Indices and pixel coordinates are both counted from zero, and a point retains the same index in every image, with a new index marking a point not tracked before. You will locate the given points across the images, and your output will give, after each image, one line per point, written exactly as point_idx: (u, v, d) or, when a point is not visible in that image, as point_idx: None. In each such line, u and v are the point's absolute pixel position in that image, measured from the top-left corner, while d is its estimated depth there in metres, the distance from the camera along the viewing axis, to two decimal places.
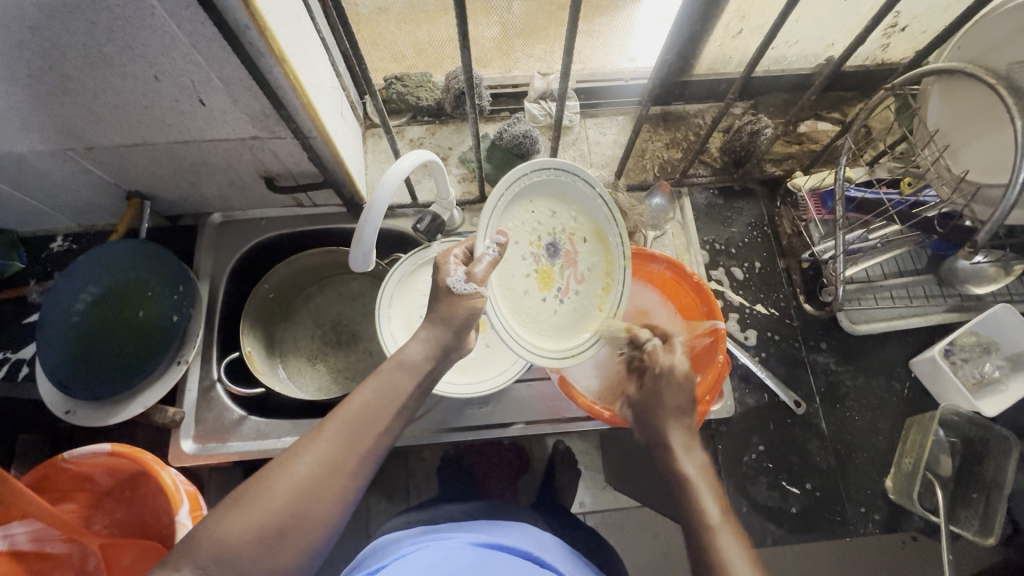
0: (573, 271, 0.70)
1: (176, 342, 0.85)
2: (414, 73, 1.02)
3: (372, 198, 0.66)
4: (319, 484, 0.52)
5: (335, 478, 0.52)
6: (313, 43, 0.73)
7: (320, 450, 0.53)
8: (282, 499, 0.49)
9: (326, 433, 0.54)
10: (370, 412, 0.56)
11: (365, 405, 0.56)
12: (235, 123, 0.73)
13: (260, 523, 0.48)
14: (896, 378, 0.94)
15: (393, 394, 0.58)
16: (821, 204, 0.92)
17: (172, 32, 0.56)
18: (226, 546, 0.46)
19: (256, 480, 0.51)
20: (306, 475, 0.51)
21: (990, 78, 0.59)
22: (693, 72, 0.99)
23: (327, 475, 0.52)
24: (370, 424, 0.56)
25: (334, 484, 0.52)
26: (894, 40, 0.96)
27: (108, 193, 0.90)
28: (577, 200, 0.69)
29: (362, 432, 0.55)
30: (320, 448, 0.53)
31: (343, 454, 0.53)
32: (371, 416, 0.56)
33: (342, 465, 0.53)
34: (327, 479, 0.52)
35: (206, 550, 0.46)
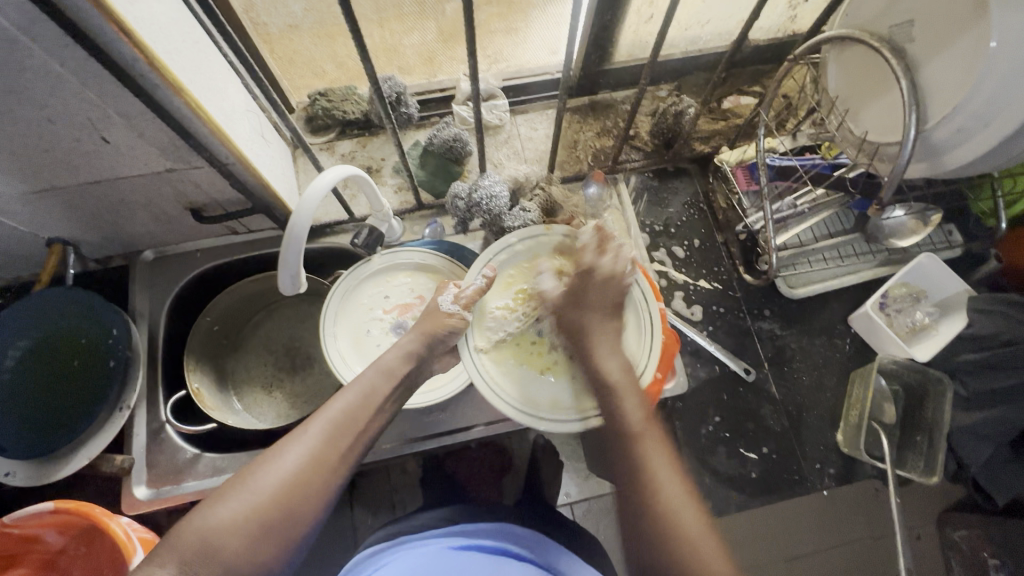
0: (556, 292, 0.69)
1: (115, 389, 0.81)
2: (337, 86, 1.01)
3: (294, 219, 0.66)
4: (306, 476, 0.54)
5: (318, 474, 0.55)
6: (218, 68, 0.72)
7: (305, 447, 0.55)
8: (264, 497, 0.52)
9: (311, 430, 0.56)
10: (350, 413, 0.58)
11: (349, 406, 0.59)
12: (146, 157, 0.71)
13: (243, 519, 0.51)
14: (838, 336, 0.97)
15: (374, 397, 0.61)
16: (750, 174, 0.95)
17: (57, 71, 0.55)
18: (216, 532, 0.50)
19: (243, 474, 0.54)
20: (289, 471, 0.54)
21: (873, 42, 0.62)
22: (613, 60, 1.01)
23: (308, 474, 0.54)
24: (356, 422, 0.58)
25: (315, 482, 0.54)
26: (800, 10, 0.99)
27: (27, 243, 0.87)
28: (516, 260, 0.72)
29: (344, 434, 0.57)
30: (305, 445, 0.55)
31: (327, 452, 0.56)
32: (353, 418, 0.59)
33: (325, 460, 0.55)
34: (308, 475, 0.54)
35: (196, 536, 0.49)
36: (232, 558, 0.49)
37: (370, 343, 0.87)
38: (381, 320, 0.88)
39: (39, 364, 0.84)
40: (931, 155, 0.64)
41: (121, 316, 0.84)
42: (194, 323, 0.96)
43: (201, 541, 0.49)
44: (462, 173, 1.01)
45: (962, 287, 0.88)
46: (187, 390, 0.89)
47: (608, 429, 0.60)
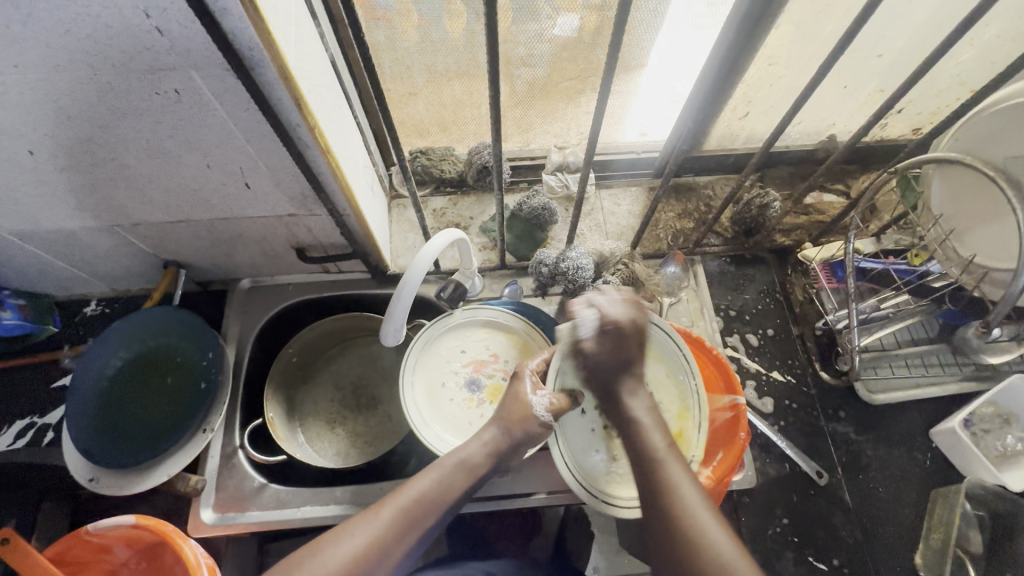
0: None
1: (204, 410, 0.86)
2: (437, 148, 1.09)
3: (405, 276, 0.70)
4: (367, 559, 0.57)
5: (379, 558, 0.58)
6: (352, 130, 0.79)
7: (373, 526, 0.59)
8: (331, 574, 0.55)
9: (381, 514, 0.60)
10: (423, 500, 0.62)
11: (422, 492, 0.62)
12: (275, 203, 0.77)
13: None
14: (918, 449, 0.93)
15: (450, 488, 0.63)
16: (832, 272, 0.96)
17: (230, 129, 0.62)
18: None
19: (312, 547, 0.58)
20: (357, 548, 0.57)
21: (988, 170, 0.63)
22: (703, 148, 1.05)
23: (372, 556, 0.58)
24: (426, 511, 0.61)
25: (377, 566, 0.58)
26: (892, 119, 1.01)
27: (146, 262, 0.94)
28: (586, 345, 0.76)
29: (413, 524, 0.60)
30: (375, 524, 0.59)
31: (392, 538, 0.59)
32: (423, 508, 0.61)
33: (386, 546, 0.59)
34: (372, 557, 0.57)
35: None
36: None
37: (444, 396, 0.89)
38: (457, 374, 0.90)
39: (134, 375, 0.89)
40: None
41: (218, 339, 0.91)
42: (277, 352, 1.00)
43: None
44: (545, 240, 1.05)
45: None
46: (263, 420, 0.92)
47: (633, 460, 0.61)
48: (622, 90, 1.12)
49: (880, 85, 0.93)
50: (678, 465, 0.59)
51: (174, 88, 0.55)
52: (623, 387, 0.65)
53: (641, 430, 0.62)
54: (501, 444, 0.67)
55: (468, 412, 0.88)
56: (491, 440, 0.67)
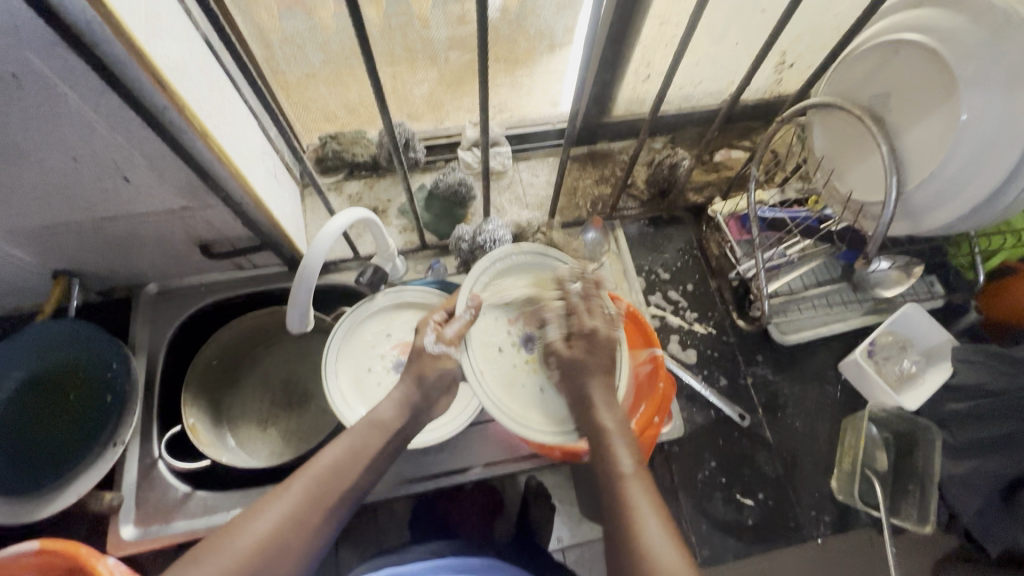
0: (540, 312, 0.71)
1: (111, 425, 0.80)
2: (348, 131, 1.05)
3: (306, 260, 0.68)
4: (283, 537, 0.53)
5: (297, 534, 0.54)
6: (238, 114, 0.75)
7: (285, 503, 0.55)
8: (247, 552, 0.51)
9: (293, 488, 0.56)
10: (335, 468, 0.59)
11: (335, 460, 0.59)
12: (163, 196, 0.73)
13: None
14: (829, 383, 0.99)
15: (363, 453, 0.61)
16: (742, 225, 1.00)
17: (89, 116, 0.57)
18: None
19: (220, 534, 0.52)
20: (270, 528, 0.53)
21: (855, 110, 0.67)
22: (612, 113, 1.06)
23: (288, 533, 0.53)
24: (338, 478, 0.58)
25: (296, 541, 0.54)
26: (785, 74, 1.06)
27: (33, 274, 0.87)
28: (505, 279, 0.72)
29: (332, 488, 0.58)
30: (286, 501, 0.55)
31: (307, 510, 0.55)
32: (341, 475, 0.59)
33: (302, 521, 0.55)
34: (294, 529, 0.54)
35: None
36: None
37: (371, 381, 0.87)
38: (384, 357, 0.89)
39: (36, 396, 0.84)
40: (911, 215, 0.69)
41: (119, 347, 0.84)
42: (193, 356, 0.95)
43: None
44: (466, 216, 1.04)
45: (946, 337, 0.91)
46: (182, 426, 0.88)
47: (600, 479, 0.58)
48: (529, 63, 1.14)
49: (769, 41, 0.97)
50: (643, 485, 0.56)
51: (11, 73, 0.50)
52: (599, 397, 0.63)
53: (608, 445, 0.59)
54: (411, 396, 0.66)
55: None
56: (401, 397, 0.66)
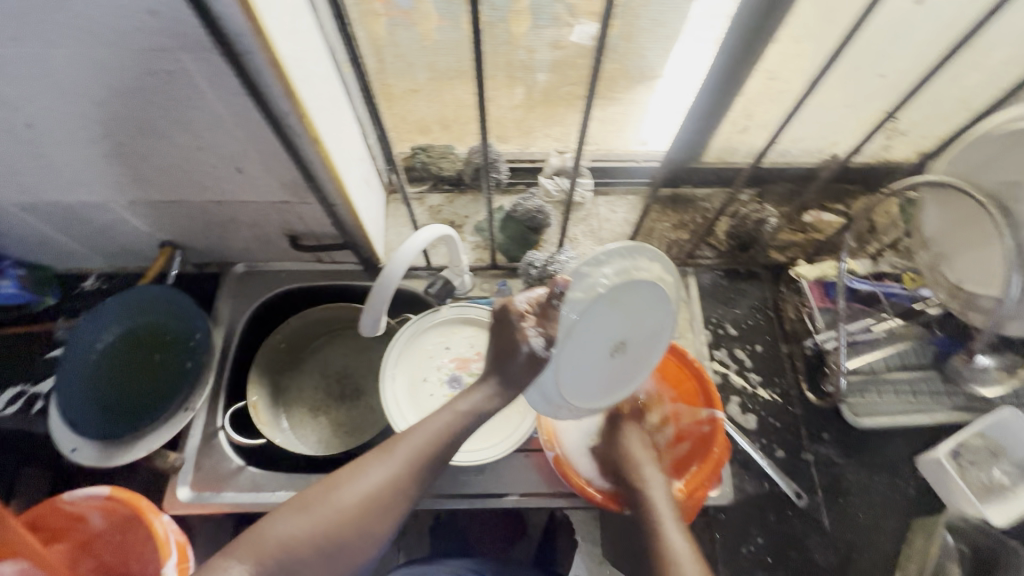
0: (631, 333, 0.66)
1: (186, 390, 0.86)
2: (438, 144, 1.09)
3: (386, 269, 0.71)
4: (375, 503, 0.62)
5: (388, 499, 0.62)
6: (346, 122, 0.80)
7: (381, 472, 0.63)
8: (343, 513, 0.60)
9: (388, 460, 0.63)
10: (426, 447, 0.65)
11: (426, 439, 0.65)
12: (268, 189, 0.79)
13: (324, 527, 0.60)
14: (901, 477, 0.92)
15: (451, 434, 0.66)
16: (824, 291, 0.98)
17: (222, 113, 0.63)
18: (294, 540, 0.59)
19: (329, 488, 0.62)
20: (368, 492, 0.62)
21: (979, 196, 0.62)
22: (703, 160, 1.04)
23: (381, 499, 0.62)
24: (429, 455, 0.64)
25: (386, 506, 0.62)
26: (895, 142, 1.00)
27: (144, 241, 0.96)
28: (641, 285, 0.61)
29: (418, 467, 0.64)
30: (382, 470, 0.63)
31: (399, 480, 0.63)
32: (420, 457, 0.64)
33: (391, 489, 0.62)
34: (377, 499, 0.61)
35: (278, 540, 0.59)
36: (309, 560, 0.59)
37: (424, 391, 0.89)
38: (440, 369, 0.91)
39: (126, 353, 0.91)
40: None
41: (205, 320, 0.91)
42: (265, 338, 1.01)
43: (281, 546, 0.58)
44: (538, 242, 1.04)
45: None
46: (246, 403, 0.94)
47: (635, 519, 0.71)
48: (625, 100, 1.12)
49: (883, 106, 0.92)
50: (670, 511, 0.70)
51: (168, 69, 0.56)
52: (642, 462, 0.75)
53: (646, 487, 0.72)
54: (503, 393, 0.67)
55: None
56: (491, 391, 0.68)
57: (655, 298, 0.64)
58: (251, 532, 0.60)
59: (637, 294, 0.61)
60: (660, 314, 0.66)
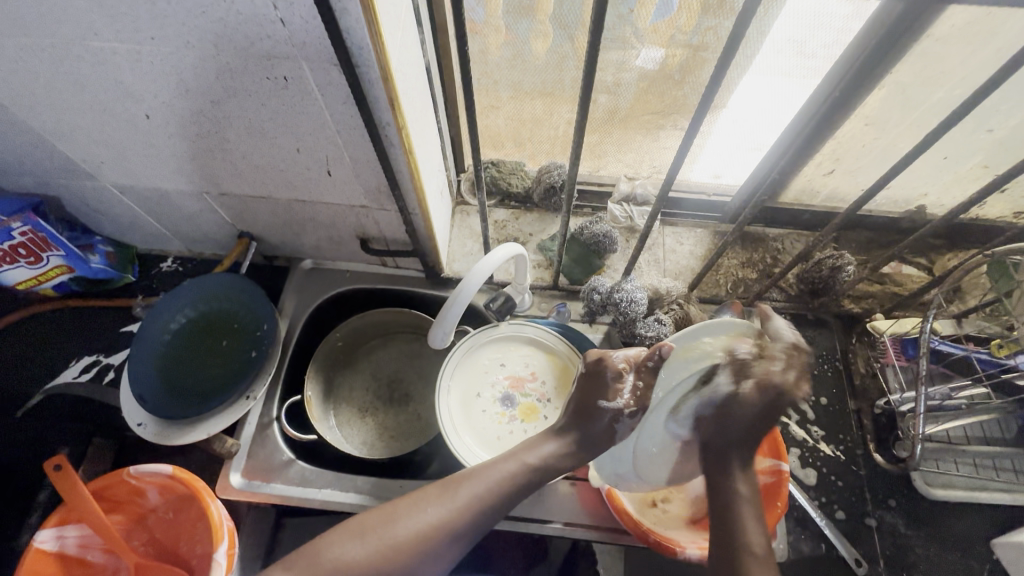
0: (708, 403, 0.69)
1: (250, 378, 0.89)
2: (510, 161, 1.09)
3: (461, 284, 0.71)
4: (432, 541, 0.61)
5: (445, 539, 0.62)
6: (432, 134, 0.82)
7: (441, 509, 0.63)
8: (400, 544, 0.60)
9: (452, 498, 0.63)
10: (488, 492, 0.64)
11: (490, 483, 0.65)
12: (351, 193, 0.81)
13: (380, 555, 0.60)
14: (974, 557, 0.85)
15: (513, 483, 0.66)
16: (903, 348, 0.89)
17: (325, 119, 0.65)
18: (351, 565, 0.59)
19: (389, 516, 0.63)
20: (426, 528, 0.61)
21: None
22: (779, 200, 1.02)
23: (437, 538, 0.61)
24: (490, 501, 0.64)
25: (442, 546, 0.62)
26: (992, 200, 0.95)
27: (224, 230, 1.00)
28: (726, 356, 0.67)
29: (477, 511, 0.63)
30: (442, 507, 0.63)
31: (458, 521, 0.62)
32: (485, 503, 0.64)
33: (449, 529, 0.62)
34: (439, 539, 0.61)
35: (334, 561, 0.59)
36: None
37: (477, 406, 0.88)
38: (493, 386, 0.90)
39: (197, 335, 0.94)
40: None
41: (273, 313, 0.93)
42: (325, 334, 1.04)
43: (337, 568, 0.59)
44: (601, 267, 1.04)
45: None
46: (301, 397, 0.95)
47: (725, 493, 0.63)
48: None
49: (985, 161, 0.87)
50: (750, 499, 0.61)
51: (285, 75, 0.59)
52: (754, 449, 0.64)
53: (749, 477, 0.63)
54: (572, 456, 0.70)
55: (498, 426, 0.87)
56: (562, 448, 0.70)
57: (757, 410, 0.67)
58: (311, 550, 0.61)
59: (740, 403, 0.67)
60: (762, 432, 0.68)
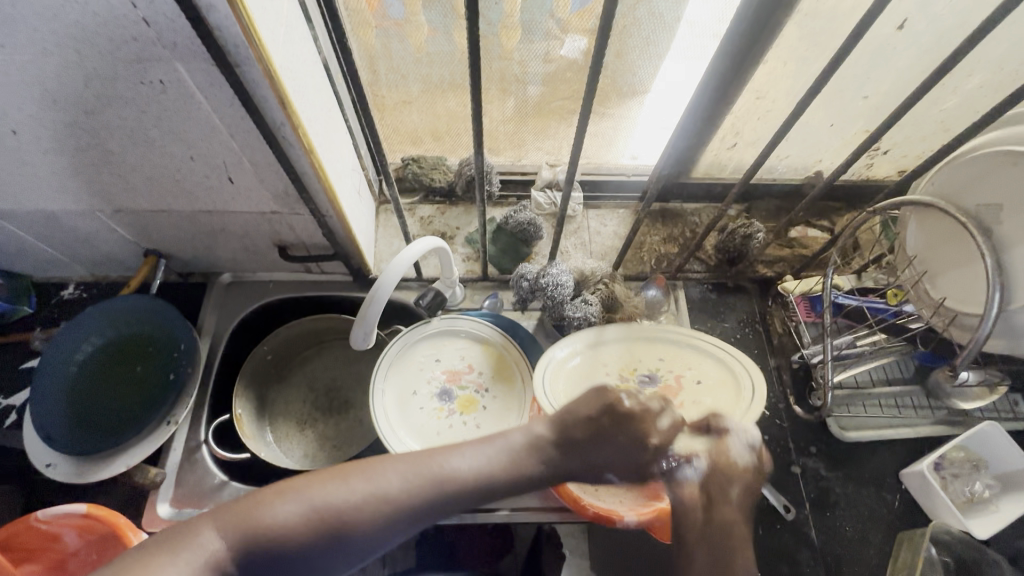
0: (668, 382, 0.74)
1: (169, 402, 0.85)
2: (430, 156, 1.08)
3: (380, 280, 0.70)
4: (386, 511, 0.51)
5: (400, 510, 0.51)
6: (339, 132, 0.80)
7: (404, 478, 0.52)
8: (351, 509, 0.50)
9: (419, 466, 0.53)
10: (452, 471, 0.53)
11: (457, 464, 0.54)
12: (259, 199, 0.78)
13: (330, 518, 0.49)
14: (887, 490, 0.93)
15: (486, 471, 0.55)
16: (811, 306, 0.96)
17: (214, 123, 0.62)
18: (290, 528, 0.48)
19: (342, 476, 0.51)
20: (384, 497, 0.51)
21: (960, 216, 0.64)
22: (691, 175, 1.06)
23: (392, 508, 0.51)
24: (457, 482, 0.53)
25: (394, 520, 0.51)
26: (878, 160, 1.03)
27: (128, 249, 0.94)
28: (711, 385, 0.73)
29: (434, 491, 0.52)
30: (406, 474, 0.52)
31: (418, 495, 0.52)
32: (449, 482, 0.53)
33: (409, 504, 0.52)
34: (389, 510, 0.51)
35: (270, 522, 0.48)
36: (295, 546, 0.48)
37: (414, 404, 0.88)
38: (430, 382, 0.90)
39: (107, 363, 0.88)
40: (1012, 334, 0.65)
41: (190, 331, 0.89)
42: (251, 348, 1.00)
43: (268, 535, 0.48)
44: (529, 256, 1.05)
45: None
46: (230, 415, 0.91)
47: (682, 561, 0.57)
48: (616, 114, 1.14)
49: (866, 126, 0.94)
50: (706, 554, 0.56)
51: (160, 79, 0.56)
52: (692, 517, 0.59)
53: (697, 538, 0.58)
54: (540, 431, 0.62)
55: (437, 421, 0.87)
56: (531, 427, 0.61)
57: (716, 366, 0.74)
58: (246, 506, 0.49)
59: (714, 389, 0.72)
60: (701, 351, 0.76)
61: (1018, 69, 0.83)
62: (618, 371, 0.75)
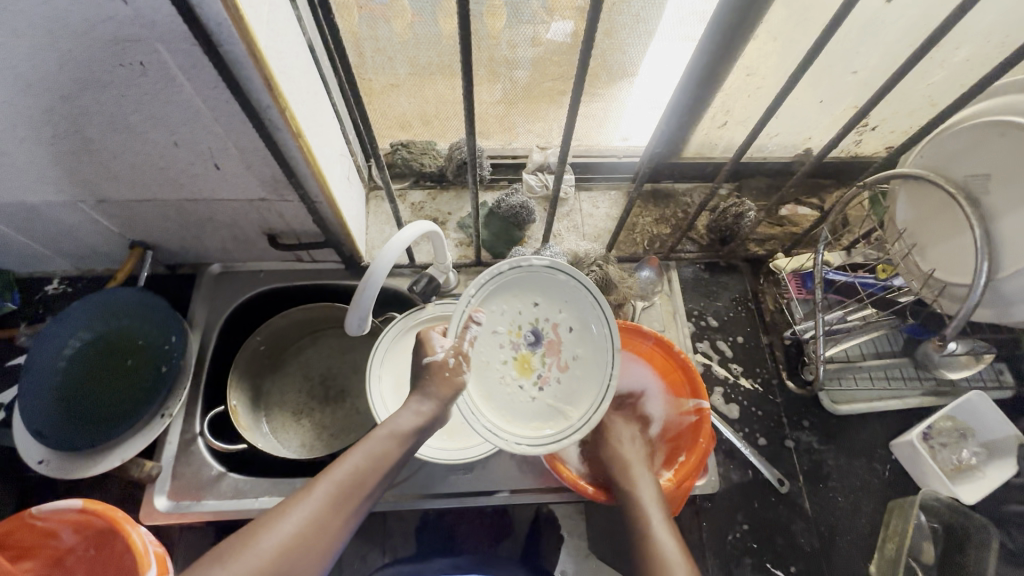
0: (555, 359, 0.71)
1: (162, 394, 0.84)
2: (419, 140, 1.07)
3: (373, 265, 0.70)
4: (309, 539, 0.54)
5: (323, 532, 0.55)
6: (326, 116, 0.78)
7: (308, 507, 0.56)
8: (272, 555, 0.52)
9: (316, 492, 0.57)
10: (355, 477, 0.59)
11: (355, 468, 0.59)
12: (246, 186, 0.76)
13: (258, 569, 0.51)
14: (877, 460, 0.95)
15: (382, 461, 0.61)
16: (801, 283, 0.98)
17: (197, 107, 0.61)
18: None
19: (247, 532, 0.54)
20: (296, 531, 0.54)
21: (949, 188, 0.65)
22: (682, 155, 1.06)
23: (313, 535, 0.55)
24: (361, 483, 0.59)
25: (319, 543, 0.55)
26: (866, 136, 1.04)
27: (113, 241, 0.92)
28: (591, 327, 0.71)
29: (348, 497, 0.58)
30: (309, 505, 0.56)
31: (331, 514, 0.56)
32: (354, 486, 0.58)
33: (327, 525, 0.56)
34: (310, 538, 0.54)
35: None
36: None
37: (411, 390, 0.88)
38: None
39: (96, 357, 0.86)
40: (1000, 304, 0.67)
41: (182, 324, 0.88)
42: (243, 339, 0.99)
43: None
44: (522, 239, 1.04)
45: (1013, 433, 0.86)
46: (225, 407, 0.90)
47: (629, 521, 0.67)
48: (605, 95, 1.13)
49: (854, 103, 0.95)
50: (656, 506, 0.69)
51: (139, 60, 0.54)
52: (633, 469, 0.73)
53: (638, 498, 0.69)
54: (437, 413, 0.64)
55: None
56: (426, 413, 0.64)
57: (587, 307, 0.70)
58: None
59: (584, 334, 0.71)
60: (569, 290, 0.70)
61: (1003, 42, 0.83)
62: (506, 336, 0.70)
